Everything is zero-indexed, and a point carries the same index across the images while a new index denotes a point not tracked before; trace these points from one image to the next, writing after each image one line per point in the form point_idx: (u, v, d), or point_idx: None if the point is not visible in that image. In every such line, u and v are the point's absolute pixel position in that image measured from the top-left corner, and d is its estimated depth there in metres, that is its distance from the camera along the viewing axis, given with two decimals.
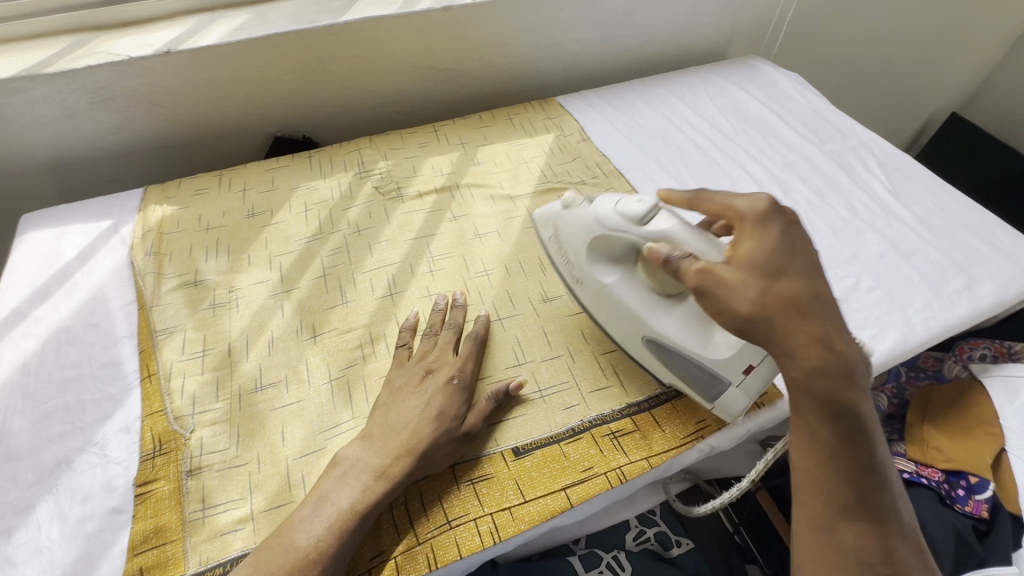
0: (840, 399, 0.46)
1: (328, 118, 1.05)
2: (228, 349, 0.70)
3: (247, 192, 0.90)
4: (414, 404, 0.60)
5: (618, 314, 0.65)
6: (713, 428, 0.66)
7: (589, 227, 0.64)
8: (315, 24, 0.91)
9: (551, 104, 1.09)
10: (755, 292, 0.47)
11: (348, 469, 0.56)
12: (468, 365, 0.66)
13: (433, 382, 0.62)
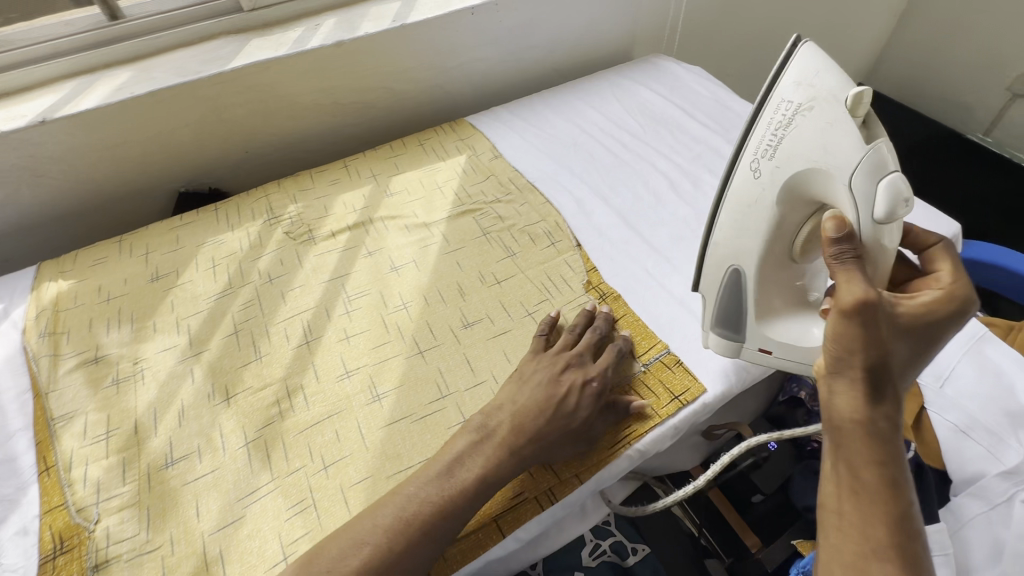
0: (879, 443, 0.45)
1: (234, 167, 1.02)
2: (134, 426, 0.66)
3: (150, 255, 0.86)
4: (555, 395, 0.63)
5: (746, 227, 0.58)
6: (640, 432, 0.65)
7: (839, 152, 0.52)
8: (202, 75, 0.88)
9: (462, 124, 1.09)
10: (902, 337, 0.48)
11: (482, 441, 0.60)
12: (516, 415, 0.62)
13: (572, 377, 0.65)
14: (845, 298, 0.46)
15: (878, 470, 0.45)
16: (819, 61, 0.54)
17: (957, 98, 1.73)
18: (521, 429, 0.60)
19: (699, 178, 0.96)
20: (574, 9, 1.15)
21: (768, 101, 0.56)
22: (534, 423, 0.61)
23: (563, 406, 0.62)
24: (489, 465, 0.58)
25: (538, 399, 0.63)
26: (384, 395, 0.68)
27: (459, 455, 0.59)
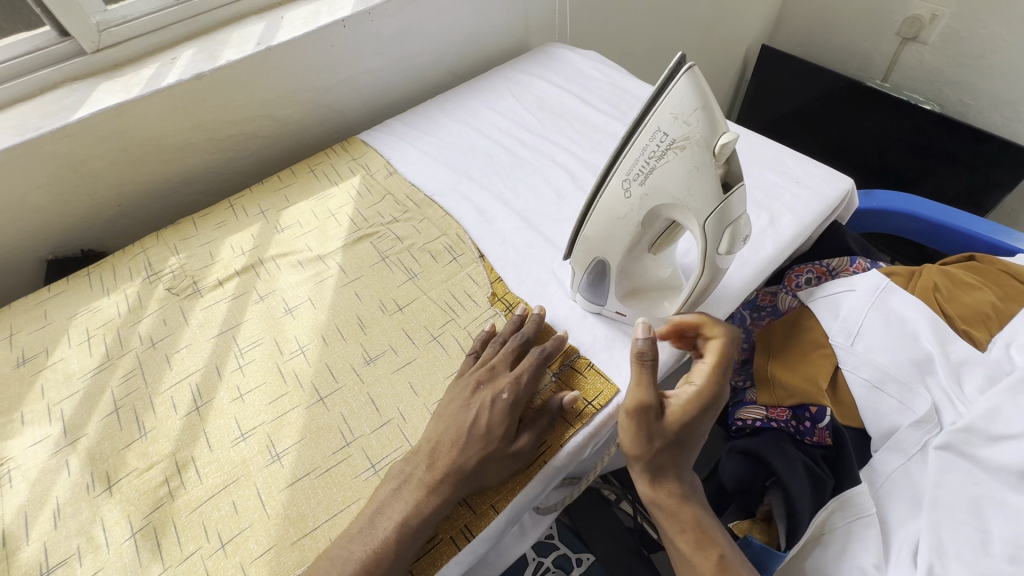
0: (683, 511, 0.55)
1: (108, 224, 0.94)
2: (2, 538, 0.59)
3: (13, 337, 0.78)
4: (470, 418, 0.59)
5: (612, 235, 0.57)
6: (556, 447, 0.62)
7: (699, 196, 0.49)
8: (43, 130, 0.80)
9: (353, 143, 1.04)
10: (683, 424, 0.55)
11: (401, 484, 0.56)
12: (438, 454, 0.57)
13: (486, 395, 0.60)
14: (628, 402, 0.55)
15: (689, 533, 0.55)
16: (702, 93, 0.47)
17: (853, 47, 1.78)
18: (434, 464, 0.56)
19: (599, 168, 0.94)
20: (455, 8, 1.11)
21: (645, 127, 0.50)
22: (449, 454, 0.56)
23: (478, 429, 0.58)
24: (403, 516, 0.53)
25: (450, 428, 0.58)
26: (284, 453, 0.64)
27: (383, 503, 0.55)
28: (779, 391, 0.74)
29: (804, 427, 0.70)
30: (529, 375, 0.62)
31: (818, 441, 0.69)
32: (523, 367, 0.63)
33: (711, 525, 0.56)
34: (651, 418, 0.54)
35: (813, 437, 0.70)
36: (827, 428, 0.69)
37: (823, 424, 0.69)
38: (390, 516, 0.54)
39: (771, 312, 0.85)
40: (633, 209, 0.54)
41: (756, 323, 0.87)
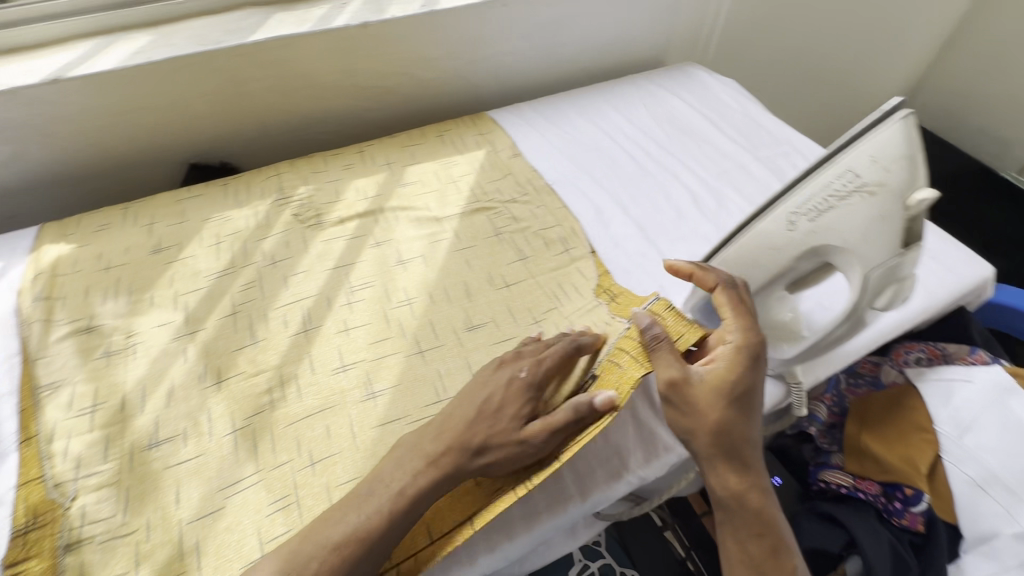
0: (746, 508, 0.55)
1: (248, 143, 0.99)
2: (121, 402, 0.64)
3: (154, 225, 0.84)
4: (487, 394, 0.59)
5: (758, 264, 0.58)
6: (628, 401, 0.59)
7: (876, 241, 0.52)
8: (222, 45, 0.86)
9: (483, 117, 1.06)
10: (728, 408, 0.55)
11: (404, 454, 0.57)
12: (445, 432, 0.57)
13: (506, 372, 0.61)
14: (663, 376, 0.56)
15: (753, 528, 0.55)
16: (901, 146, 0.52)
17: (996, 133, 1.67)
18: (444, 432, 0.57)
19: (723, 196, 0.92)
20: (609, 8, 1.11)
21: (834, 165, 0.53)
22: (456, 429, 0.57)
23: (494, 405, 0.59)
24: (402, 484, 0.54)
25: (469, 401, 0.59)
26: (380, 394, 0.66)
27: (382, 473, 0.56)
28: (872, 465, 0.71)
29: (895, 507, 0.68)
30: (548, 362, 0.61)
31: (908, 524, 0.67)
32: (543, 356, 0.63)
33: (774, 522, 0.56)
34: (691, 406, 0.55)
35: (902, 519, 0.67)
36: (920, 514, 0.67)
37: (918, 509, 0.67)
38: (387, 483, 0.55)
39: (870, 381, 0.79)
40: (792, 242, 0.55)
41: (852, 389, 0.80)
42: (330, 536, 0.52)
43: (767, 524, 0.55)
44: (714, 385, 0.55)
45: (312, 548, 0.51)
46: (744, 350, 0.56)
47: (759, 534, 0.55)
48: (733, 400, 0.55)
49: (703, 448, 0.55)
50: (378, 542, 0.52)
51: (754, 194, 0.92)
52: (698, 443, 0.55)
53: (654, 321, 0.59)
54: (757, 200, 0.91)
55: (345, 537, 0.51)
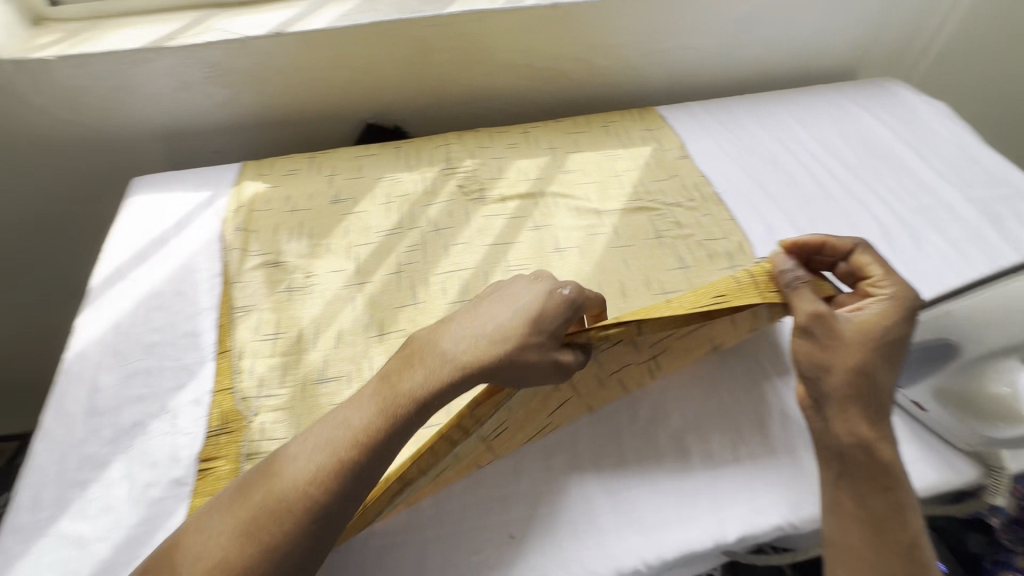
0: (882, 469, 0.54)
1: (420, 110, 1.03)
2: (298, 336, 0.70)
3: (334, 177, 0.90)
4: (525, 301, 0.55)
5: None
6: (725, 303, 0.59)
7: None
8: (420, 14, 0.89)
9: (651, 112, 1.02)
10: (876, 351, 0.57)
11: (407, 356, 0.53)
12: (421, 338, 0.54)
13: (544, 286, 0.56)
14: (805, 307, 0.59)
15: (886, 495, 0.53)
16: None
17: None
18: (473, 343, 0.52)
19: (921, 235, 0.81)
20: (812, 9, 1.01)
21: None
22: (466, 337, 0.53)
23: (534, 314, 0.53)
24: (406, 392, 0.51)
25: (498, 311, 0.54)
26: None
27: (396, 378, 0.52)
28: None
29: None
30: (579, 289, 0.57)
31: None
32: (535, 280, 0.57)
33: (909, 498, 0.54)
34: (838, 338, 0.57)
35: None
36: None
37: None
38: (400, 385, 0.51)
39: None
40: None
41: None
42: (331, 441, 0.49)
43: (905, 499, 0.53)
44: (863, 324, 0.57)
45: (310, 451, 0.49)
46: (892, 305, 0.59)
47: (895, 506, 0.53)
48: (879, 344, 0.57)
49: (845, 382, 0.56)
50: (383, 452, 0.49)
51: (961, 239, 0.81)
52: (841, 377, 0.56)
53: (796, 266, 0.62)
54: (964, 246, 0.79)
55: (350, 442, 0.49)
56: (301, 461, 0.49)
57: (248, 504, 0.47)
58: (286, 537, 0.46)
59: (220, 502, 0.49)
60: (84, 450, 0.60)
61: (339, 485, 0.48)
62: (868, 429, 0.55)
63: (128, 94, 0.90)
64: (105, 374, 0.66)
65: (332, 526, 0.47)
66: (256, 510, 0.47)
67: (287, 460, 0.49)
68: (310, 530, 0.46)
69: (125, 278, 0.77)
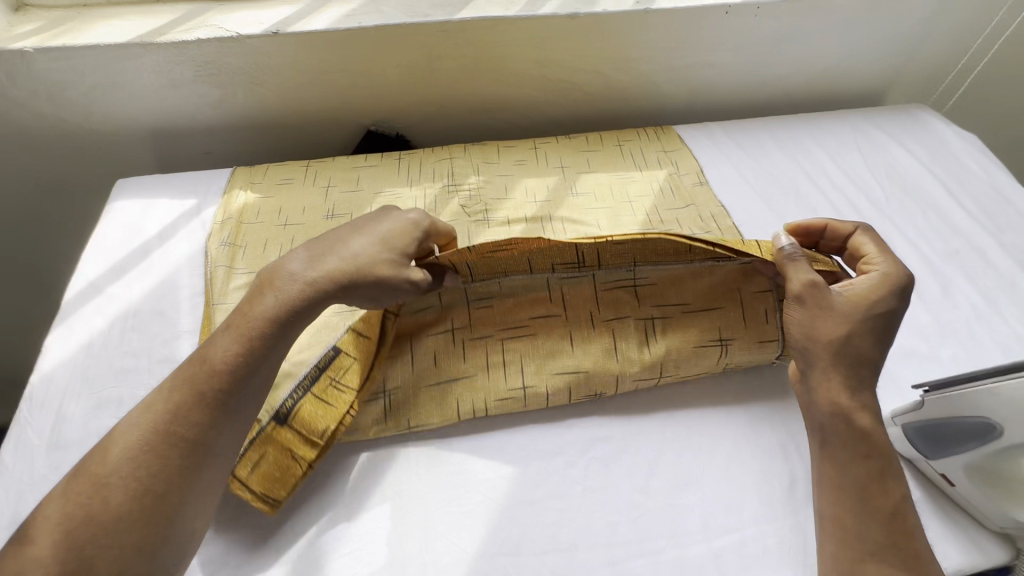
0: (863, 438, 0.53)
1: (425, 118, 0.98)
2: None
3: (330, 189, 0.85)
4: (382, 227, 0.58)
5: None
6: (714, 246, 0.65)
7: None
8: (428, 18, 0.83)
9: (668, 132, 0.96)
10: (868, 320, 0.56)
11: (268, 282, 0.54)
12: (286, 263, 0.55)
13: (394, 215, 0.60)
14: (798, 278, 0.58)
15: (869, 464, 0.52)
16: None
17: None
18: (331, 268, 0.54)
19: (950, 282, 0.76)
20: (843, 29, 0.96)
21: None
22: (338, 262, 0.55)
23: (389, 239, 0.58)
24: (272, 307, 0.52)
25: (354, 236, 0.57)
26: (529, 428, 0.62)
27: (248, 308, 0.53)
28: None
29: None
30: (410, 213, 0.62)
31: None
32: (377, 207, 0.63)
33: (891, 464, 0.53)
34: (833, 307, 0.56)
35: None
36: None
37: None
38: (268, 301, 0.52)
39: None
40: None
41: None
42: (182, 377, 0.50)
43: (885, 465, 0.52)
44: (853, 298, 0.56)
45: (170, 389, 0.49)
46: (886, 278, 0.58)
47: (875, 473, 0.52)
48: (871, 313, 0.56)
49: (836, 349, 0.55)
50: (254, 363, 0.51)
51: (992, 289, 0.76)
52: (833, 343, 0.55)
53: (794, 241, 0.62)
54: (995, 297, 0.75)
55: (209, 372, 0.50)
56: (158, 399, 0.49)
57: (106, 455, 0.47)
58: (157, 471, 0.46)
59: (83, 464, 0.47)
60: (45, 489, 0.56)
61: (205, 396, 0.49)
62: (855, 395, 0.54)
63: (113, 90, 0.85)
64: (73, 402, 0.62)
65: (200, 445, 0.48)
66: (121, 454, 0.46)
67: (145, 404, 0.49)
68: (179, 462, 0.47)
69: (102, 293, 0.72)
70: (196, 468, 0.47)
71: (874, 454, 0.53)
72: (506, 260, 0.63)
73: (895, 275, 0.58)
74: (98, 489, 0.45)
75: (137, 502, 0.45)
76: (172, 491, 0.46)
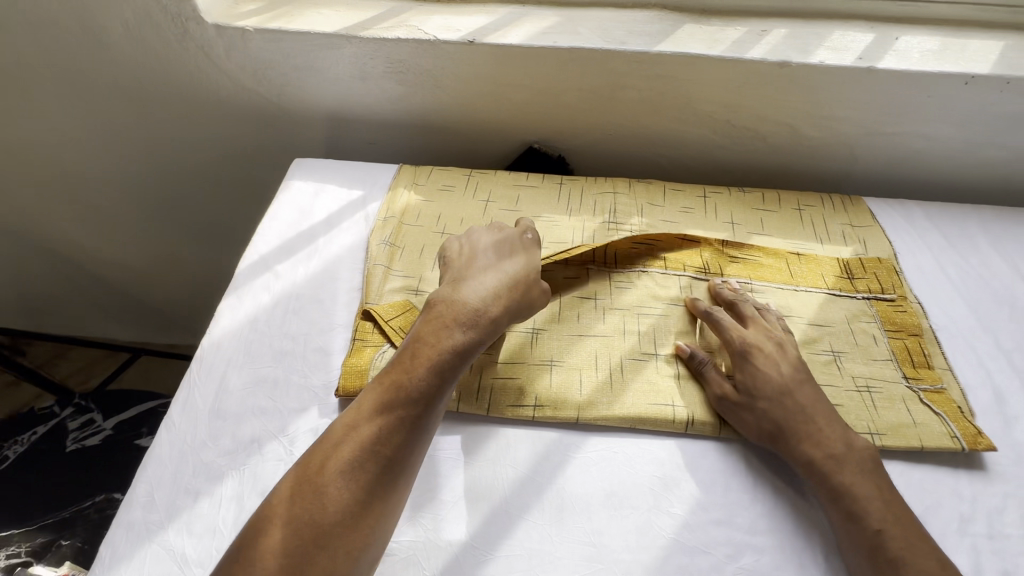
0: (828, 473, 0.56)
1: (589, 144, 0.94)
2: None
3: (489, 204, 0.83)
4: (512, 249, 0.67)
5: None
6: (811, 275, 0.77)
7: None
8: (625, 47, 0.79)
9: (858, 203, 0.86)
10: (765, 394, 0.60)
11: (445, 304, 0.59)
12: (455, 286, 0.61)
13: (512, 234, 0.70)
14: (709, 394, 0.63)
15: (836, 504, 0.55)
16: None
17: None
18: (498, 298, 0.60)
19: None
20: None
21: None
22: (496, 285, 0.61)
23: (530, 262, 0.66)
24: (461, 333, 0.56)
25: (506, 264, 0.64)
26: (673, 515, 0.56)
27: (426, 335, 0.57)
28: None
29: None
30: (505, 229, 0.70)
31: None
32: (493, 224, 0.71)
33: (864, 495, 0.54)
34: (747, 397, 0.61)
35: None
36: None
37: None
38: (451, 320, 0.57)
39: None
40: None
41: None
42: (372, 400, 0.53)
43: (853, 501, 0.54)
44: (742, 381, 0.62)
45: (370, 411, 0.52)
46: (747, 348, 0.64)
47: (844, 514, 0.54)
48: (762, 376, 0.61)
49: (773, 433, 0.59)
50: (449, 384, 0.54)
51: None
52: (766, 433, 0.59)
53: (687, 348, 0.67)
54: None
55: (404, 400, 0.52)
56: (356, 419, 0.52)
57: (317, 474, 0.49)
58: (368, 487, 0.49)
59: (294, 479, 0.50)
60: (203, 456, 0.59)
61: (410, 423, 0.52)
62: (801, 454, 0.58)
63: (308, 75, 0.89)
64: (235, 375, 0.65)
65: (399, 470, 0.51)
66: (330, 472, 0.49)
67: (347, 426, 0.52)
68: (380, 484, 0.50)
69: (270, 270, 0.75)
70: (394, 488, 0.50)
71: (840, 495, 0.55)
72: (638, 254, 0.77)
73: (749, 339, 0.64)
74: (316, 505, 0.48)
75: (354, 517, 0.48)
76: (375, 513, 0.49)
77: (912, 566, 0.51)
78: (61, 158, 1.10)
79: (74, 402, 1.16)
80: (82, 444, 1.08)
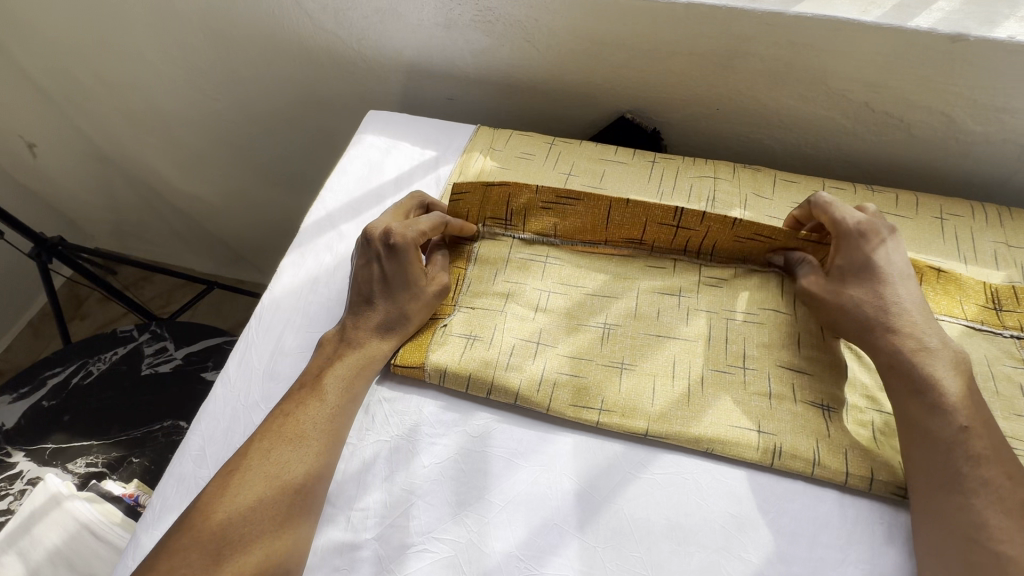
0: (934, 416, 0.50)
1: (691, 118, 0.83)
2: (489, 358, 0.59)
3: (570, 177, 0.75)
4: (392, 278, 0.61)
5: None
6: (947, 297, 0.64)
7: None
8: (756, 6, 0.67)
9: (1019, 218, 0.70)
10: (869, 280, 0.57)
11: (332, 349, 0.59)
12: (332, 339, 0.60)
13: (392, 254, 0.61)
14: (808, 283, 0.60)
15: (939, 458, 0.49)
16: None
17: None
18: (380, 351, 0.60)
19: None
20: None
21: None
22: (370, 338, 0.60)
23: (411, 291, 0.61)
24: (337, 383, 0.57)
25: (387, 307, 0.61)
26: (746, 561, 0.50)
27: (320, 369, 0.58)
28: None
29: None
30: (404, 253, 0.61)
31: None
32: (404, 226, 0.62)
33: (960, 415, 0.49)
34: (839, 281, 0.58)
35: None
36: None
37: None
38: (324, 381, 0.57)
39: None
40: None
41: None
42: (267, 431, 0.53)
43: (941, 395, 0.50)
44: (845, 271, 0.58)
45: (264, 448, 0.52)
46: (851, 240, 0.58)
47: (924, 435, 0.50)
48: (867, 260, 0.57)
49: (866, 320, 0.55)
50: (344, 409, 0.56)
51: None
52: (857, 318, 0.56)
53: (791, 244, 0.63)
54: None
55: (298, 427, 0.54)
56: (249, 451, 0.52)
57: (213, 505, 0.49)
58: (269, 519, 0.49)
59: (193, 511, 0.50)
60: (252, 418, 0.58)
61: (307, 447, 0.53)
62: None
63: (391, 19, 0.82)
64: (291, 338, 0.63)
65: (307, 496, 0.51)
66: (228, 514, 0.49)
67: (241, 466, 0.51)
68: (286, 505, 0.50)
69: (335, 229, 0.72)
70: (298, 513, 0.50)
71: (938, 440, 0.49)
72: None
73: (852, 231, 0.59)
74: (222, 547, 0.47)
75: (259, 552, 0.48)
76: (286, 540, 0.49)
77: (992, 466, 0.48)
78: (149, 90, 1.12)
79: (150, 328, 1.19)
80: (155, 369, 1.13)
